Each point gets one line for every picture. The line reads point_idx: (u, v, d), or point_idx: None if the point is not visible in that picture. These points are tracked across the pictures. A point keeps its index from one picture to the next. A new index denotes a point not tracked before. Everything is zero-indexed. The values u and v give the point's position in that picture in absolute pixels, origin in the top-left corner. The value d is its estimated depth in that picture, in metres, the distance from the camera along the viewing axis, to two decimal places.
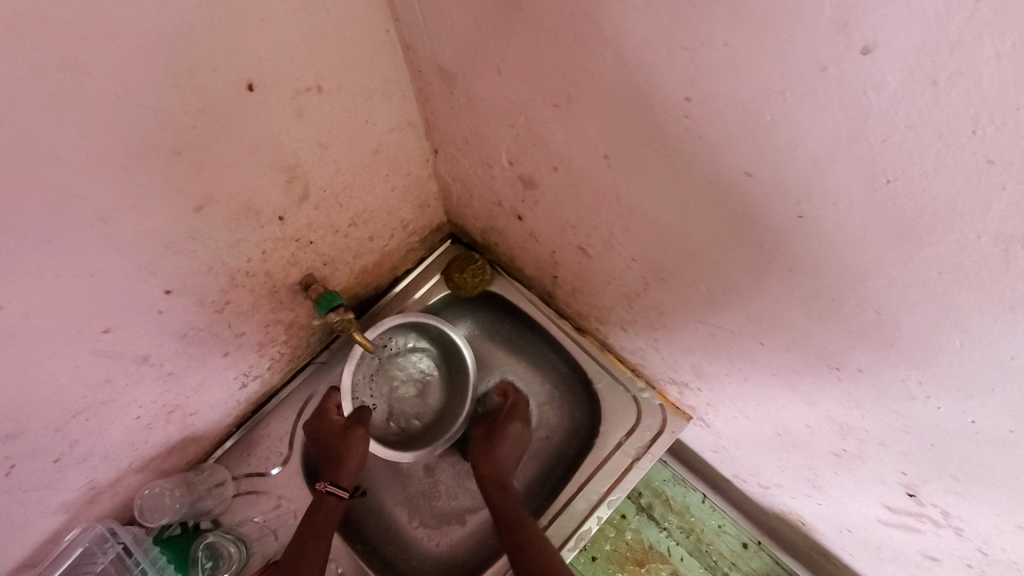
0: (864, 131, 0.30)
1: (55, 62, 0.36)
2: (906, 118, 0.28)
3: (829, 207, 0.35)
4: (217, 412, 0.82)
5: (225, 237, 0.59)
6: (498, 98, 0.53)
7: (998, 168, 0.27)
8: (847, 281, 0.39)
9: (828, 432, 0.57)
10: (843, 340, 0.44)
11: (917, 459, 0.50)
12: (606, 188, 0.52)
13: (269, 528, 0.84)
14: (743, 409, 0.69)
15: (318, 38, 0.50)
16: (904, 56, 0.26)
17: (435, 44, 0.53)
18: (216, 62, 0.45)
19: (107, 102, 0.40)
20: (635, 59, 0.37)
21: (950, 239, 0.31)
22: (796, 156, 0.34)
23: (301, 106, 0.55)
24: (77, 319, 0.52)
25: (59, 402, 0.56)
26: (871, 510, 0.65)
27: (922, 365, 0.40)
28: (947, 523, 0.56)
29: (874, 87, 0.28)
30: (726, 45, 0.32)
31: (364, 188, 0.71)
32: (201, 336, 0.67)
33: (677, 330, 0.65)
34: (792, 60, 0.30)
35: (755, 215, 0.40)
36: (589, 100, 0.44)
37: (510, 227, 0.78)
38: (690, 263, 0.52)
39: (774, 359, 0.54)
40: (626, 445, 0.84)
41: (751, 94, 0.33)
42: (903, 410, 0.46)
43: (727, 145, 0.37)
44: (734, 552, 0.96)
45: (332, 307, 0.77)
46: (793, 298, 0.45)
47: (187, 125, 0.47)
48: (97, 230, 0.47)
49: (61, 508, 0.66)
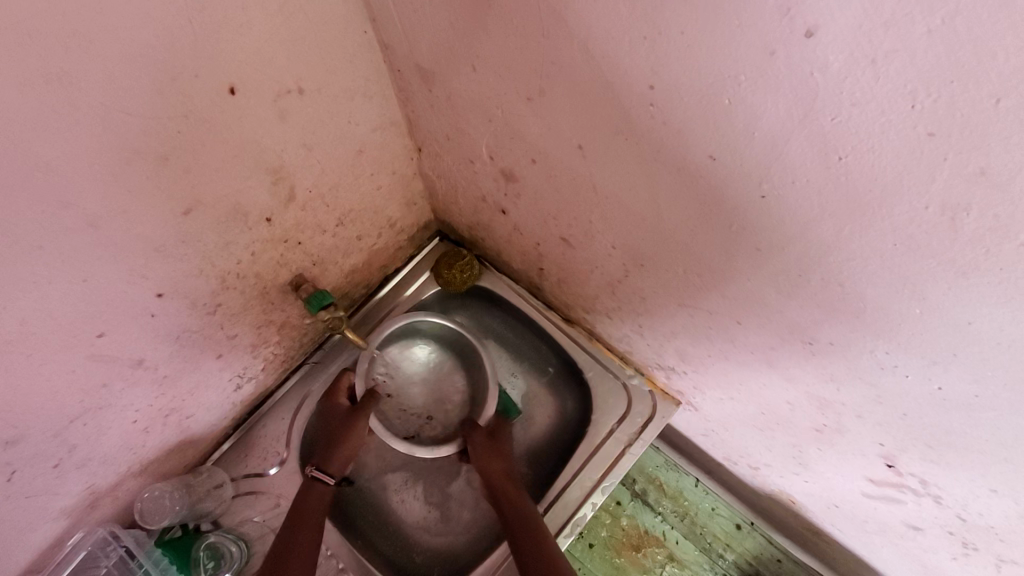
0: (815, 111, 0.31)
1: (40, 70, 0.37)
2: (851, 96, 0.29)
3: (788, 184, 0.37)
4: (214, 415, 0.83)
5: (213, 239, 0.60)
6: (474, 94, 0.55)
7: (938, 140, 0.28)
8: (812, 257, 0.41)
9: (808, 407, 0.59)
10: (814, 315, 0.46)
11: (892, 428, 0.52)
12: (582, 177, 0.54)
13: (269, 527, 0.84)
14: (728, 391, 0.70)
15: (298, 41, 0.52)
16: (845, 37, 0.27)
17: (412, 43, 0.55)
18: (199, 67, 0.46)
19: (93, 109, 0.42)
20: (601, 50, 0.38)
21: (901, 211, 0.33)
22: (755, 137, 0.36)
23: (284, 109, 0.56)
24: (72, 324, 0.53)
25: (56, 407, 0.57)
26: (855, 484, 0.67)
27: (888, 335, 0.42)
28: (925, 491, 0.57)
29: (820, 69, 0.29)
30: (682, 34, 0.33)
31: (350, 188, 0.73)
32: (194, 338, 0.68)
33: (659, 315, 0.67)
34: (743, 45, 0.31)
35: (724, 198, 0.42)
36: (561, 92, 0.45)
37: (495, 221, 0.80)
38: (667, 249, 0.53)
39: (752, 339, 0.56)
40: (618, 431, 0.85)
41: (710, 80, 0.34)
42: (876, 381, 0.48)
43: (691, 131, 0.39)
44: (727, 534, 0.98)
45: (322, 306, 0.79)
46: (764, 278, 0.46)
47: (171, 130, 0.48)
48: (87, 235, 0.48)
49: (62, 513, 0.67)
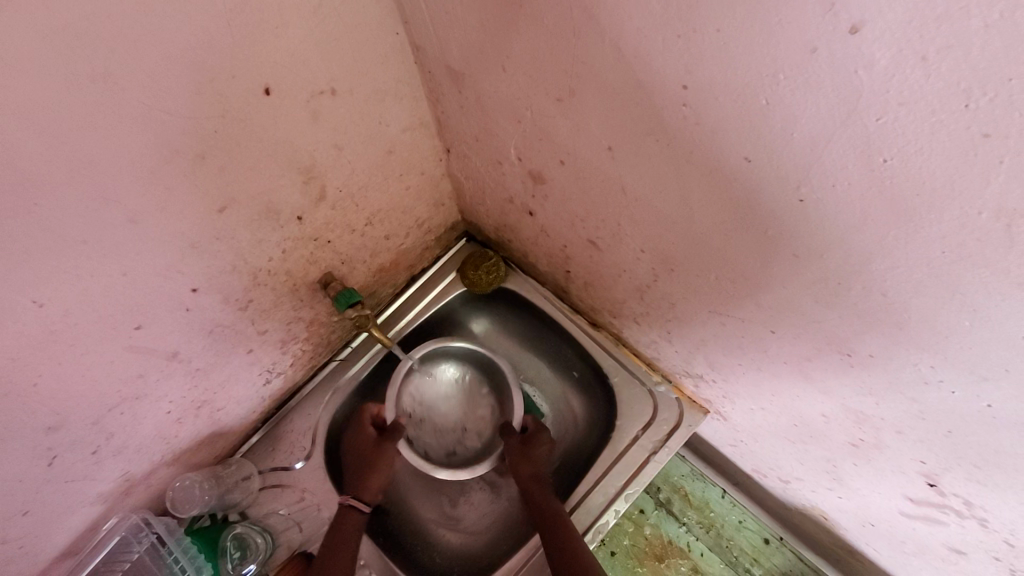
0: (859, 111, 0.30)
1: (86, 71, 0.39)
2: (898, 95, 0.28)
3: (829, 188, 0.35)
4: (243, 408, 0.85)
5: (247, 237, 0.62)
6: (505, 96, 0.55)
7: (994, 143, 0.26)
8: (852, 264, 0.39)
9: (844, 421, 0.57)
10: (853, 326, 0.44)
11: (935, 446, 0.50)
12: (612, 180, 0.53)
13: (294, 520, 0.86)
14: (759, 401, 0.68)
15: (331, 42, 0.52)
16: (893, 33, 0.26)
17: (443, 44, 0.55)
18: (236, 68, 0.47)
19: (135, 109, 0.43)
20: (633, 50, 0.38)
21: (950, 217, 0.31)
22: (794, 139, 0.34)
23: (316, 109, 0.57)
24: (112, 317, 0.55)
25: (95, 396, 0.59)
26: (893, 503, 0.64)
27: (935, 349, 0.40)
28: (970, 514, 0.54)
29: (865, 66, 0.28)
30: (719, 32, 0.32)
31: (379, 188, 0.73)
32: (226, 333, 0.70)
33: (689, 321, 0.65)
34: (783, 42, 0.30)
35: (760, 203, 0.41)
36: (591, 92, 0.44)
37: (522, 223, 0.79)
38: (698, 253, 0.52)
39: (786, 348, 0.54)
40: (643, 438, 0.84)
41: (747, 78, 0.33)
42: (919, 396, 0.46)
43: (725, 133, 0.38)
44: (756, 548, 0.95)
45: (350, 305, 0.79)
46: (801, 286, 0.45)
47: (209, 130, 0.49)
48: (127, 231, 0.50)
49: (98, 498, 0.70)
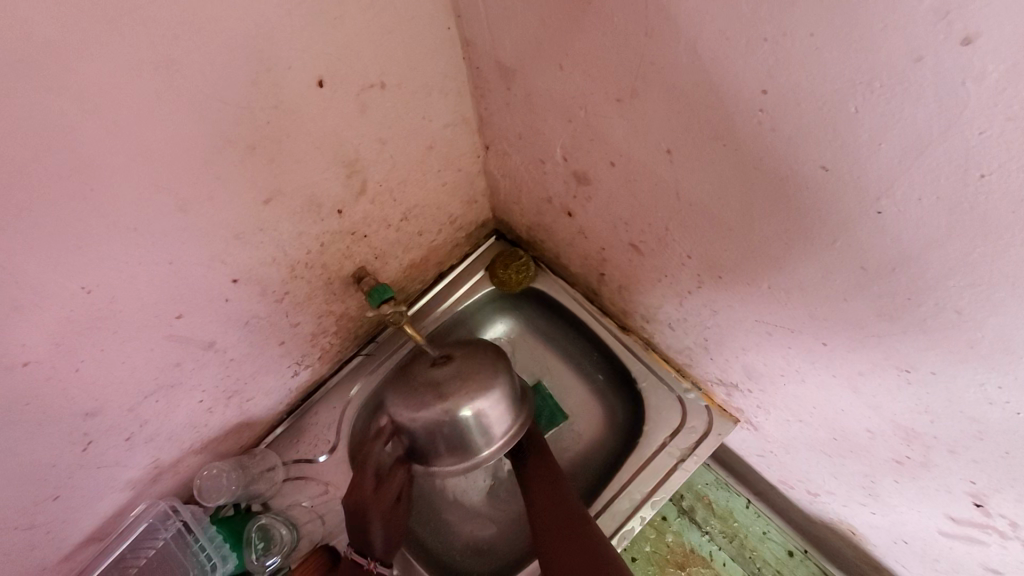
0: (960, 122, 0.29)
1: (150, 57, 0.38)
2: (1006, 110, 0.27)
3: (912, 202, 0.34)
4: (271, 399, 0.84)
5: (288, 229, 0.61)
6: (557, 95, 0.54)
7: None
8: (925, 280, 0.38)
9: (891, 438, 0.56)
10: (917, 343, 0.43)
11: (989, 467, 0.49)
12: (665, 183, 0.52)
13: (316, 513, 0.85)
14: (796, 413, 0.67)
15: (384, 36, 0.52)
16: (1011, 43, 0.25)
17: (496, 39, 0.54)
18: (294, 59, 0.47)
19: (194, 98, 0.43)
20: (709, 53, 0.37)
21: None
22: (880, 151, 0.33)
23: (365, 103, 0.56)
24: (155, 305, 0.54)
25: (133, 382, 0.59)
26: (932, 521, 0.63)
27: (1005, 368, 0.39)
28: (1016, 537, 0.53)
29: (973, 78, 0.27)
30: (811, 37, 0.31)
31: (417, 183, 0.73)
32: (261, 324, 0.70)
33: (729, 329, 0.64)
34: (885, 49, 0.29)
35: (828, 214, 0.40)
36: (656, 95, 0.44)
37: (559, 223, 0.78)
38: (752, 261, 0.51)
39: (837, 361, 0.53)
40: (671, 445, 0.82)
41: (836, 86, 0.32)
42: (978, 415, 0.45)
43: (801, 140, 0.37)
44: (780, 560, 0.94)
45: (382, 300, 0.77)
46: (863, 299, 0.44)
47: (262, 120, 0.49)
48: (176, 220, 0.49)
49: (127, 484, 0.70)
